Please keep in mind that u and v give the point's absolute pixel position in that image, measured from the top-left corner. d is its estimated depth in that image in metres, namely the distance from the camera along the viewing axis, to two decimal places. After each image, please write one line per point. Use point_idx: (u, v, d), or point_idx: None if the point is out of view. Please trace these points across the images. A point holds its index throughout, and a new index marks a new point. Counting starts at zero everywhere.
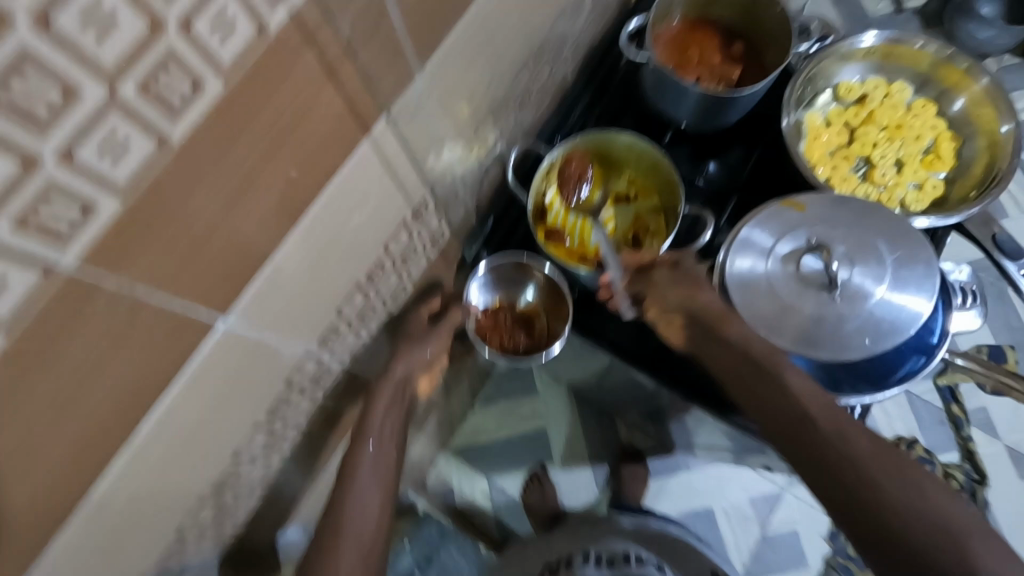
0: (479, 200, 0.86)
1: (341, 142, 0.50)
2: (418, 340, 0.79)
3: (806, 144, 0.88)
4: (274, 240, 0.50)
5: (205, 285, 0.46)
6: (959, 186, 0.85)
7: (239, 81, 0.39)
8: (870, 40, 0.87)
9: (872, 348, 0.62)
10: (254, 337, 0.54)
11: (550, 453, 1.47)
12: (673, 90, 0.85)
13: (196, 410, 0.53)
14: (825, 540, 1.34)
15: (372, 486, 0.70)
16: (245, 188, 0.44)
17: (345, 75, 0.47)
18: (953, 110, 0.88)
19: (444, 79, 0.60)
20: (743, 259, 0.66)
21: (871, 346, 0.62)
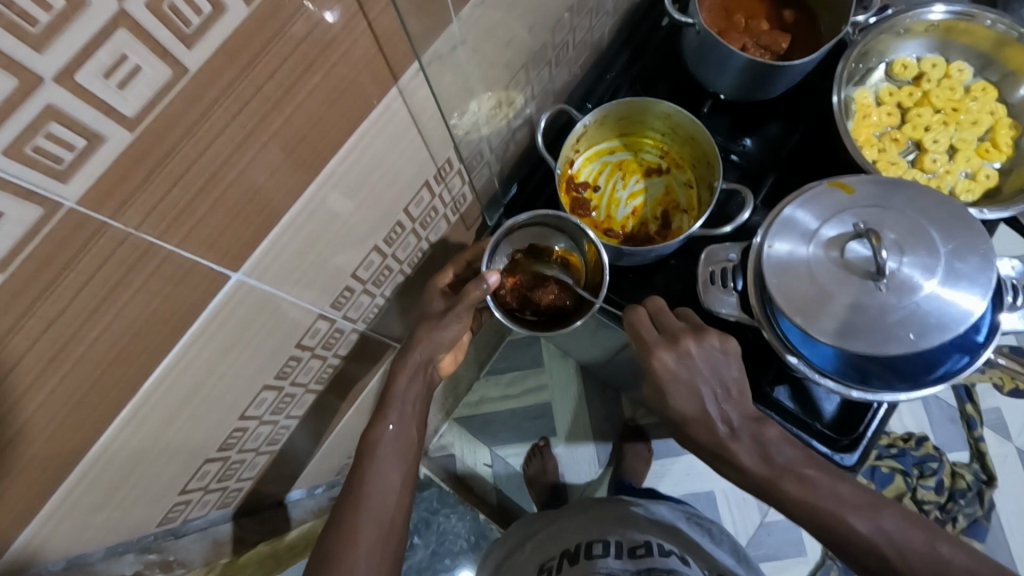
0: (504, 164, 0.82)
1: (367, 87, 0.47)
2: (440, 316, 0.74)
3: (853, 123, 0.83)
4: (292, 190, 0.47)
5: (217, 234, 0.43)
6: (1014, 178, 0.80)
7: (261, 7, 0.35)
8: (938, 14, 0.80)
9: (916, 343, 0.58)
10: (266, 292, 0.52)
11: (555, 427, 1.46)
12: (717, 56, 0.80)
13: (204, 365, 0.51)
14: None
15: (393, 465, 0.68)
16: (264, 130, 0.41)
17: (378, 10, 0.43)
18: (1015, 96, 0.83)
19: (480, 27, 0.55)
20: (782, 241, 0.64)
21: (915, 341, 0.58)
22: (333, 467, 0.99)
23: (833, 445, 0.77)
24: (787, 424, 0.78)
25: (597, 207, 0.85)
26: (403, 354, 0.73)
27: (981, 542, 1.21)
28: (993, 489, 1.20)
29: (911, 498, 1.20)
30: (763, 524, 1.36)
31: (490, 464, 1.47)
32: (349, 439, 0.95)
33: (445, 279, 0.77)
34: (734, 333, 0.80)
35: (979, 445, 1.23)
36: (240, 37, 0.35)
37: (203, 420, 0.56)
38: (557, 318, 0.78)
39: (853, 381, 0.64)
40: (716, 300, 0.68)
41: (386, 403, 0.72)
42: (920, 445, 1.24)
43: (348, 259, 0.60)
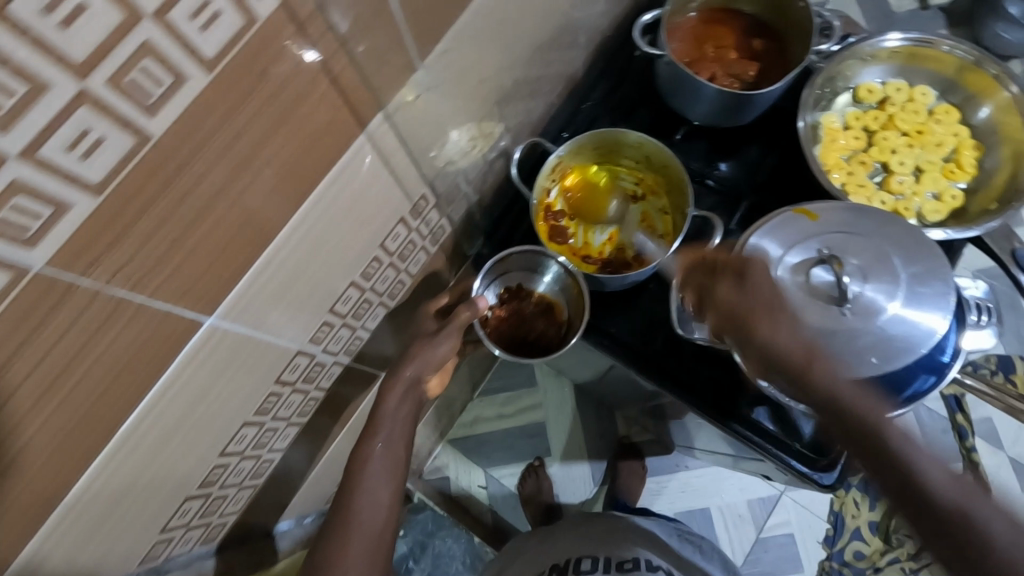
0: (483, 194, 0.84)
1: (336, 137, 0.48)
2: (431, 336, 0.77)
3: (822, 148, 0.85)
4: (265, 235, 0.48)
5: (188, 285, 0.44)
6: (980, 198, 0.82)
7: (224, 73, 0.36)
8: (895, 41, 0.83)
9: (881, 367, 0.60)
10: (240, 333, 0.52)
11: (549, 447, 1.46)
12: (688, 87, 0.82)
13: (183, 404, 0.52)
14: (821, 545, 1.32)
15: (381, 483, 0.69)
16: (233, 183, 0.42)
17: (340, 67, 0.44)
18: (977, 117, 0.84)
19: (451, 72, 0.57)
20: (752, 270, 0.64)
21: (879, 365, 0.60)
22: (323, 495, 1.00)
23: (813, 464, 0.78)
24: (767, 445, 0.79)
25: (574, 234, 0.87)
26: (395, 370, 0.74)
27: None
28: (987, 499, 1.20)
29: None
30: (759, 539, 1.36)
31: (484, 486, 1.47)
32: (337, 465, 0.95)
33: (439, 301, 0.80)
34: (701, 354, 0.82)
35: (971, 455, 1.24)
36: (202, 104, 0.36)
37: (183, 457, 0.57)
38: (536, 352, 0.84)
39: (826, 406, 0.64)
40: (690, 327, 0.70)
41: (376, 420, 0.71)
42: None
43: (325, 295, 0.62)
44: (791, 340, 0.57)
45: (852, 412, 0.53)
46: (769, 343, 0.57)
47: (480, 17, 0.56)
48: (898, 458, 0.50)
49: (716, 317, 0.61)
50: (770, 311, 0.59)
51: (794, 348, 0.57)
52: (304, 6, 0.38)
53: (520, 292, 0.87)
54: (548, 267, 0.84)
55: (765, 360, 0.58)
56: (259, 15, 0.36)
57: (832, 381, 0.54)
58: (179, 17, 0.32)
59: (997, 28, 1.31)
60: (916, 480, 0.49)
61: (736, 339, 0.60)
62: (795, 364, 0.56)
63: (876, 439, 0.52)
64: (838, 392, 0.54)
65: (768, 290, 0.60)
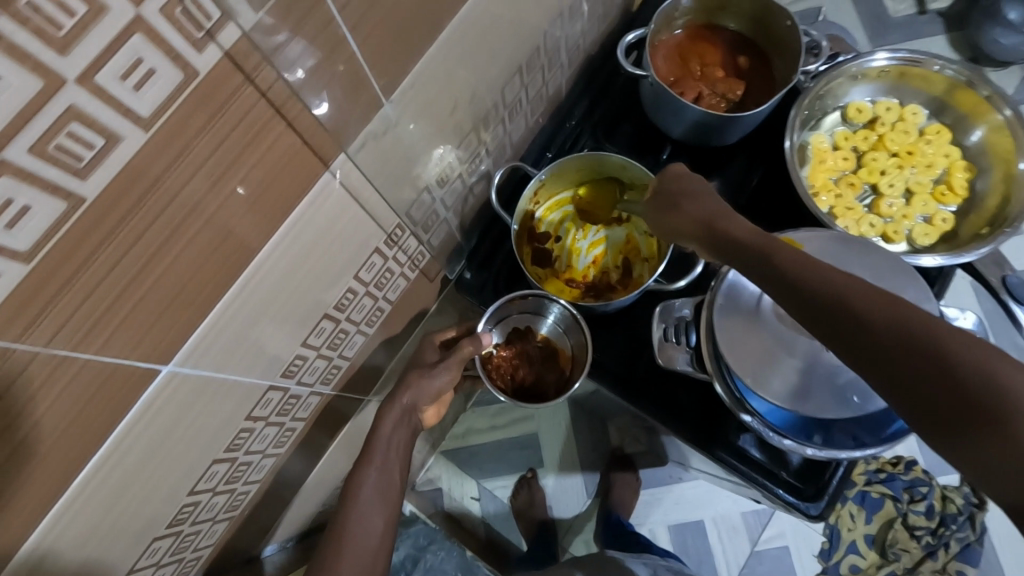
0: (463, 218, 0.82)
1: (298, 179, 0.46)
2: (429, 367, 0.76)
3: (810, 169, 0.84)
4: (221, 281, 0.46)
5: (139, 336, 0.42)
6: (970, 221, 0.80)
7: (165, 128, 0.34)
8: (883, 60, 0.81)
9: (862, 407, 0.60)
10: (203, 377, 0.51)
11: (543, 457, 1.41)
12: (671, 106, 0.80)
13: (144, 450, 0.50)
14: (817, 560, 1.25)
15: (375, 509, 0.68)
16: (180, 234, 0.40)
17: (294, 113, 0.41)
18: (971, 139, 0.82)
19: (417, 102, 0.55)
20: (730, 307, 0.65)
21: (860, 405, 0.60)
22: (306, 517, 0.98)
23: (800, 493, 0.76)
24: (753, 473, 0.77)
25: (559, 256, 0.86)
26: (390, 398, 0.74)
27: (975, 567, 1.16)
28: (985, 513, 1.18)
29: (902, 523, 1.20)
30: (754, 553, 1.29)
31: (476, 498, 1.45)
32: (322, 487, 0.94)
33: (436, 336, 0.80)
34: (685, 383, 0.80)
35: None
36: (141, 162, 0.34)
37: (148, 498, 0.55)
38: (533, 398, 0.82)
39: (812, 441, 0.63)
40: (671, 359, 0.69)
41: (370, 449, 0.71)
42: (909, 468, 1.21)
43: (296, 331, 0.60)
44: (745, 223, 0.54)
45: (817, 277, 0.46)
46: (724, 227, 0.55)
47: (448, 49, 0.55)
48: (872, 295, 0.43)
49: (680, 212, 0.60)
50: (720, 214, 0.57)
51: (757, 233, 0.53)
52: (250, 57, 0.35)
53: (524, 335, 0.85)
54: (554, 312, 0.83)
55: (721, 246, 0.55)
56: (200, 70, 0.33)
57: (798, 260, 0.48)
58: (108, 78, 0.30)
59: (993, 34, 1.26)
60: (898, 326, 0.41)
61: (696, 232, 0.58)
62: (752, 245, 0.52)
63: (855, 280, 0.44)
64: (812, 271, 0.46)
65: (717, 201, 0.59)
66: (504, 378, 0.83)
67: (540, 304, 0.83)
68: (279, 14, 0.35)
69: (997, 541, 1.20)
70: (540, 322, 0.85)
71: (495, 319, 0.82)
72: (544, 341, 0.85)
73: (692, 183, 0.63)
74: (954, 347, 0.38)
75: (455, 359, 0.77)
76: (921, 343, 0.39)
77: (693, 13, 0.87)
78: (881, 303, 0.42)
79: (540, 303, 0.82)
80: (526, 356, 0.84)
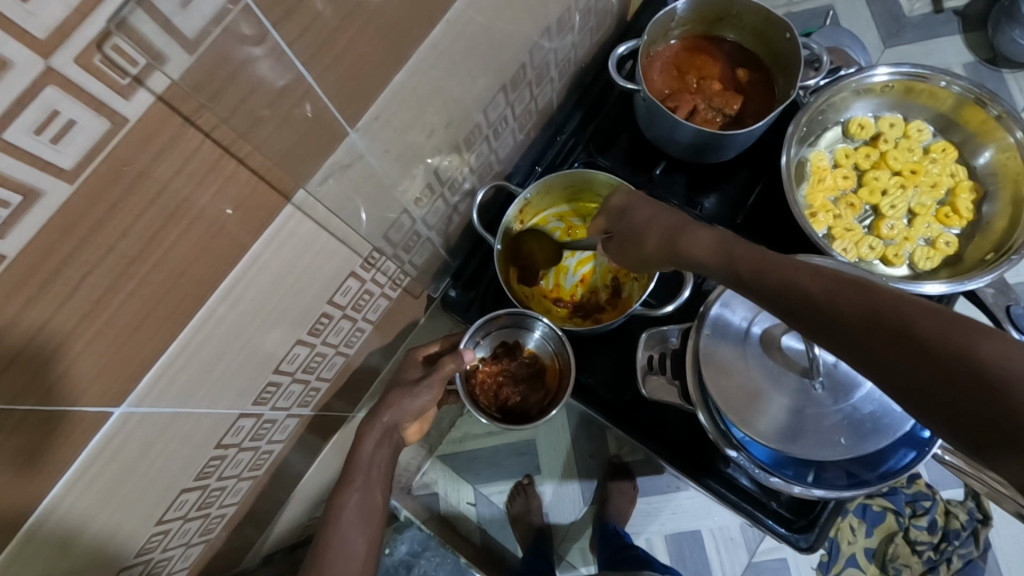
0: (448, 236, 0.80)
1: (255, 215, 0.44)
2: (412, 385, 0.69)
3: (808, 188, 0.80)
4: (175, 321, 0.44)
5: (85, 382, 0.41)
6: (976, 245, 0.77)
7: (96, 179, 0.32)
8: (885, 75, 0.78)
9: (850, 449, 0.59)
10: (162, 413, 0.49)
11: (538, 464, 1.35)
12: (665, 122, 0.77)
13: (101, 487, 0.49)
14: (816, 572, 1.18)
15: (357, 530, 0.61)
16: (123, 281, 0.38)
17: (245, 152, 0.39)
18: (979, 161, 0.79)
19: (387, 128, 0.52)
20: (716, 342, 0.63)
21: (848, 446, 0.59)
22: (293, 531, 0.96)
23: (790, 525, 0.74)
24: (743, 504, 0.75)
25: (547, 275, 0.84)
26: (370, 416, 0.67)
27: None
28: (989, 529, 1.14)
29: (904, 537, 1.16)
30: (752, 564, 1.23)
31: (473, 503, 1.37)
32: (310, 500, 0.93)
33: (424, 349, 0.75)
34: (663, 410, 0.79)
35: None
36: (68, 214, 0.32)
37: (112, 532, 0.54)
38: (517, 418, 0.78)
39: (805, 480, 0.61)
40: (656, 390, 0.66)
41: (349, 469, 0.64)
42: (913, 482, 1.16)
43: (265, 360, 0.58)
44: (709, 235, 0.53)
45: (781, 276, 0.44)
46: (690, 246, 0.54)
47: (422, 71, 0.52)
48: (832, 281, 0.40)
49: (643, 234, 0.61)
50: (684, 229, 0.56)
51: (723, 242, 0.51)
52: (187, 101, 0.33)
53: (510, 350, 0.80)
54: (541, 329, 0.78)
55: (694, 264, 0.54)
56: (129, 117, 0.31)
57: (764, 263, 0.46)
58: (21, 133, 0.28)
59: (1012, 36, 1.20)
60: (858, 305, 0.38)
61: (667, 256, 0.58)
62: (719, 258, 0.51)
63: (814, 269, 0.42)
64: (775, 270, 0.44)
65: (676, 218, 0.58)
66: (488, 397, 0.78)
67: (526, 321, 0.78)
68: (239, 35, 0.33)
69: (1005, 560, 1.14)
70: (526, 337, 0.80)
71: (479, 336, 0.77)
72: (530, 357, 0.80)
73: (644, 214, 0.62)
74: (917, 315, 0.35)
75: (437, 376, 0.69)
76: (884, 319, 0.36)
77: (690, 24, 0.84)
78: (839, 285, 0.40)
79: (527, 320, 0.77)
80: (511, 373, 0.79)
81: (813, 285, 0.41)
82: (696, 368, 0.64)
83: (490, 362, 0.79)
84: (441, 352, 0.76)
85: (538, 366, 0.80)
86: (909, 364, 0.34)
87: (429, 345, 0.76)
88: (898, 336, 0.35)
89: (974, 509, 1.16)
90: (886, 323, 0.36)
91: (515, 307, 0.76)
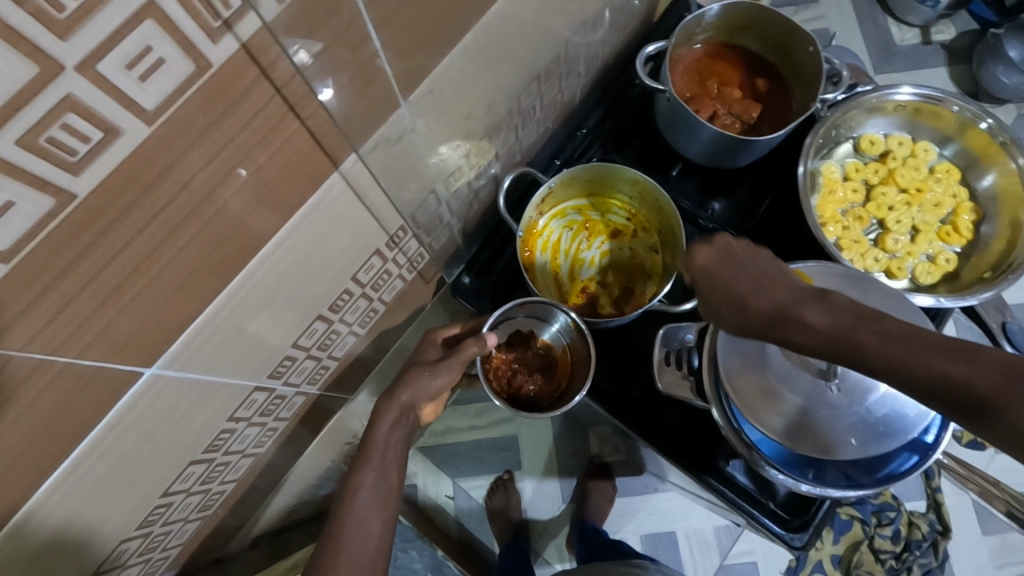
0: (466, 222, 0.80)
1: (304, 178, 0.43)
2: (432, 364, 0.69)
3: (819, 199, 0.83)
4: (216, 280, 0.43)
5: (124, 338, 0.39)
6: (973, 264, 0.80)
7: (171, 125, 0.31)
8: (905, 95, 0.80)
9: (859, 450, 0.61)
10: (186, 379, 0.48)
11: (520, 460, 1.35)
12: (687, 125, 0.79)
13: (118, 453, 0.47)
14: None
15: (372, 510, 0.60)
16: (176, 236, 0.37)
17: (308, 112, 0.38)
18: (980, 184, 0.83)
19: (432, 106, 0.52)
20: (735, 340, 0.65)
21: (858, 447, 0.61)
22: (279, 518, 0.94)
23: (785, 524, 0.76)
24: (740, 501, 0.77)
25: (564, 267, 0.85)
26: (388, 395, 0.66)
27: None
28: (948, 541, 1.19)
29: (868, 546, 1.19)
30: (723, 567, 1.25)
31: (452, 496, 1.36)
32: (300, 484, 0.91)
33: (444, 332, 0.74)
34: (669, 408, 0.80)
35: (936, 496, 1.21)
36: (139, 158, 0.31)
37: (121, 499, 0.52)
38: (527, 408, 0.77)
39: (805, 477, 0.63)
40: (671, 385, 0.68)
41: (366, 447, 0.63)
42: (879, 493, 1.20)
43: (289, 329, 0.57)
44: (826, 313, 0.45)
45: (925, 365, 0.39)
46: (800, 329, 0.46)
47: (471, 52, 0.52)
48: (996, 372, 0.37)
49: (740, 303, 0.52)
50: (791, 305, 0.48)
51: (835, 320, 0.45)
52: (267, 52, 0.33)
53: (526, 341, 0.80)
54: (558, 321, 0.78)
55: (809, 348, 0.46)
56: (214, 61, 0.31)
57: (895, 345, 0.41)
58: (112, 67, 0.27)
59: (994, 72, 1.26)
60: None
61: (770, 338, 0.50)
62: (837, 346, 0.44)
63: (962, 353, 0.39)
64: (912, 363, 0.40)
65: None
66: (500, 384, 0.78)
67: (547, 313, 0.78)
68: None
69: (959, 570, 1.19)
70: (541, 328, 0.80)
71: (500, 321, 0.77)
72: (544, 348, 0.80)
73: None
74: None
75: (457, 359, 0.69)
76: None
77: (714, 30, 0.85)
78: (1005, 379, 0.37)
79: (548, 312, 0.78)
80: (525, 363, 0.79)
81: (976, 376, 0.38)
82: (714, 363, 0.66)
83: (507, 350, 0.79)
84: (461, 336, 0.76)
85: (553, 359, 0.80)
86: None
87: (449, 328, 0.76)
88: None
89: (935, 521, 1.20)
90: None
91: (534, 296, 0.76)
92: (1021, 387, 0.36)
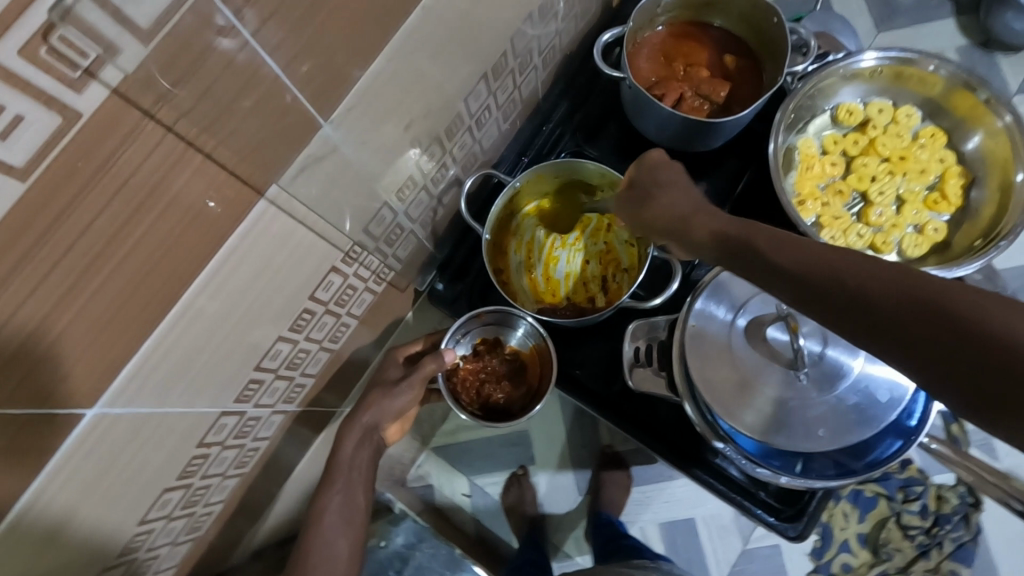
0: (433, 227, 0.79)
1: (225, 211, 0.43)
2: (392, 385, 0.69)
3: (796, 176, 0.80)
4: (146, 320, 0.44)
5: (52, 384, 0.40)
6: (964, 232, 0.77)
7: (50, 179, 0.32)
8: (871, 60, 0.76)
9: (828, 441, 0.60)
10: (136, 414, 0.49)
11: (532, 453, 1.32)
12: (650, 110, 0.76)
13: (74, 494, 0.48)
14: (809, 557, 1.18)
15: (339, 532, 0.62)
16: (85, 281, 0.38)
17: (208, 146, 0.38)
18: (966, 146, 0.79)
19: (362, 119, 0.51)
20: (702, 334, 0.63)
21: (826, 439, 0.60)
22: (285, 529, 0.96)
23: (778, 514, 0.74)
24: (731, 493, 0.75)
25: (539, 266, 0.83)
26: (349, 416, 0.68)
27: (968, 568, 1.13)
28: (980, 512, 1.14)
29: (895, 522, 1.16)
30: (746, 551, 1.22)
31: (468, 494, 1.34)
32: (302, 494, 0.92)
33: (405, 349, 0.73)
34: (654, 406, 0.78)
35: None
36: (22, 213, 0.32)
37: (93, 533, 0.53)
38: (498, 415, 0.78)
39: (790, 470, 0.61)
40: (642, 381, 0.66)
41: (330, 470, 0.65)
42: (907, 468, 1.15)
43: (246, 356, 0.58)
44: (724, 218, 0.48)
45: (800, 259, 0.41)
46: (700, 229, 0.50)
47: (399, 60, 0.51)
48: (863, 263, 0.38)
49: (653, 218, 0.55)
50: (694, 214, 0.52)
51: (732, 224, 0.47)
52: (144, 94, 0.33)
53: (494, 349, 0.80)
54: (523, 325, 0.79)
55: (705, 248, 0.49)
56: (83, 111, 0.31)
57: (782, 244, 0.43)
58: None
59: (1005, 18, 1.18)
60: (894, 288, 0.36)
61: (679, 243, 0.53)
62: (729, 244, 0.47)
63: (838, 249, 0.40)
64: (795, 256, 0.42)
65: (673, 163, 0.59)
66: (470, 394, 0.79)
67: (507, 320, 0.79)
68: (197, 31, 0.33)
69: (992, 541, 1.15)
70: (507, 334, 0.80)
71: (461, 335, 0.78)
72: (512, 353, 0.80)
73: None
74: (954, 297, 0.34)
75: (417, 376, 0.69)
76: (920, 301, 0.35)
77: (677, 10, 0.82)
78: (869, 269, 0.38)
79: (508, 319, 0.78)
80: (493, 370, 0.80)
81: (837, 265, 0.39)
82: (682, 360, 0.63)
83: (474, 361, 0.80)
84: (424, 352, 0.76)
85: (522, 363, 0.80)
86: (943, 350, 0.34)
87: (411, 345, 0.75)
88: (961, 339, 0.33)
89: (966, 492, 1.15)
90: (925, 305, 0.35)
91: (492, 308, 0.77)
92: (880, 276, 0.37)
